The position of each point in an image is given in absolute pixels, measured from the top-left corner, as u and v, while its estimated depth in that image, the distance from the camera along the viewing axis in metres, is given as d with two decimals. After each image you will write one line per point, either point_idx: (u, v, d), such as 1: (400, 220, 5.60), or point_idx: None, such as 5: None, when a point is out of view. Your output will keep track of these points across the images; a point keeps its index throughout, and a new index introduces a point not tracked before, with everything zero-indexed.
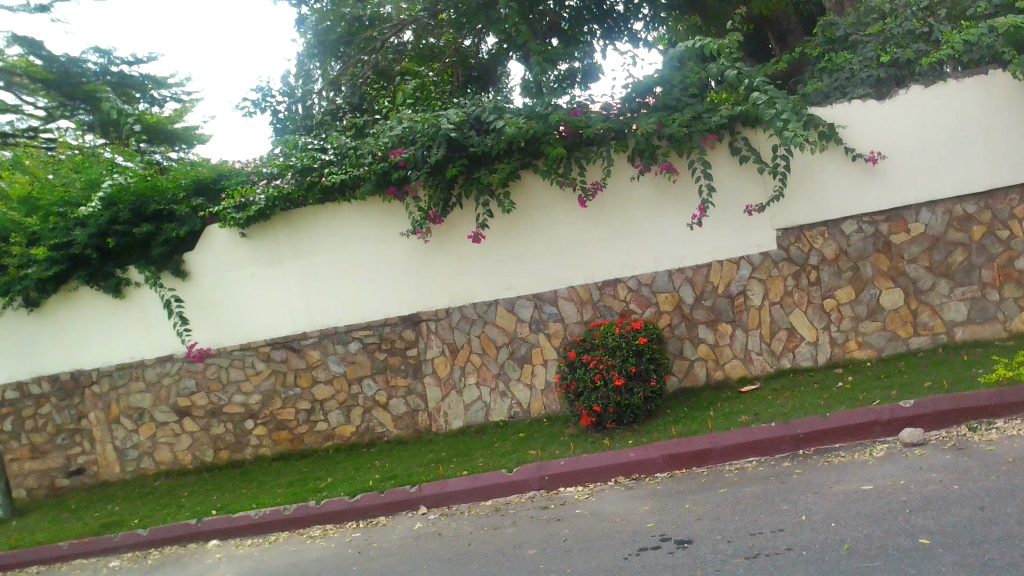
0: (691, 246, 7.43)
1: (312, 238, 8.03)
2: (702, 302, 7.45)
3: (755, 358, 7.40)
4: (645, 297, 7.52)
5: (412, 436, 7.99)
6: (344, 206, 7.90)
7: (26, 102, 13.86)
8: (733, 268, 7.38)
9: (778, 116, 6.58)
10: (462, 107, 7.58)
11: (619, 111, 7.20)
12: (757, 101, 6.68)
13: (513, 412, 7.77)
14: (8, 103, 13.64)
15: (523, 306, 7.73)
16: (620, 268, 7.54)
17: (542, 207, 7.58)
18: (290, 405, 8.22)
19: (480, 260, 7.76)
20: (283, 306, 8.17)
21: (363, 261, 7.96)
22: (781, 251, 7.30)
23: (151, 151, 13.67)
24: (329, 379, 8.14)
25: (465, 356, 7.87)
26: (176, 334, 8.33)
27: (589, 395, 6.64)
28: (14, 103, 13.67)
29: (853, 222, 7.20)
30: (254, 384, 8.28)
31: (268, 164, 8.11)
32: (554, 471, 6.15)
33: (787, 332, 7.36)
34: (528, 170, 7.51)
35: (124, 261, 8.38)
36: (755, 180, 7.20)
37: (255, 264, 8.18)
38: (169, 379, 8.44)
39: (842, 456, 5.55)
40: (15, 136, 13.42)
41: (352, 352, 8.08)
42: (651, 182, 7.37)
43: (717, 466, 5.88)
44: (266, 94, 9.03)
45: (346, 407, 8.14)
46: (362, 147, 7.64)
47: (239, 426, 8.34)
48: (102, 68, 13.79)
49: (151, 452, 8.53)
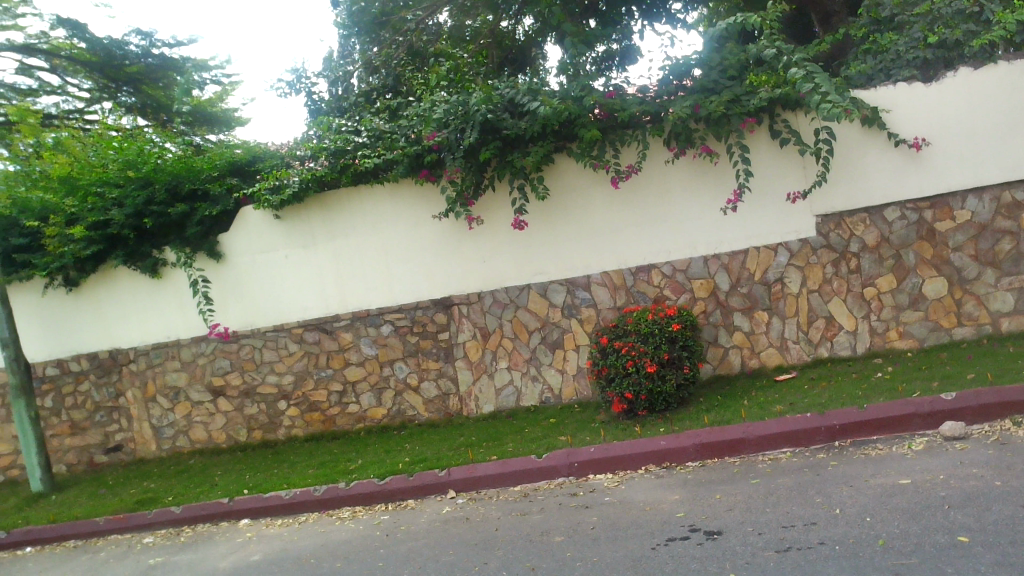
0: (727, 232, 7.29)
1: (345, 220, 8.03)
2: (738, 289, 7.31)
3: (791, 347, 7.26)
4: (679, 283, 7.40)
5: (443, 419, 7.98)
6: (377, 188, 7.88)
7: (71, 84, 14.13)
8: (771, 254, 7.22)
9: (816, 91, 6.41)
10: (497, 88, 7.45)
11: (656, 94, 7.08)
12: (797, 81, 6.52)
13: (544, 397, 7.73)
14: (54, 85, 13.90)
15: (555, 291, 7.66)
16: (654, 253, 7.42)
17: (575, 191, 7.49)
18: (322, 387, 8.27)
19: (513, 244, 7.70)
20: (316, 288, 8.20)
21: (395, 244, 7.95)
22: (821, 237, 7.12)
23: (192, 134, 13.93)
24: (361, 361, 8.16)
25: (496, 340, 7.83)
26: (200, 313, 8.35)
27: (620, 382, 6.56)
28: (59, 85, 13.95)
29: (896, 208, 7.00)
30: (287, 365, 8.33)
31: (300, 145, 8.18)
32: (584, 457, 6.09)
33: (825, 321, 7.20)
34: (563, 153, 7.43)
35: (160, 242, 8.45)
36: (795, 165, 7.04)
37: (288, 246, 8.21)
38: (204, 359, 8.53)
39: (880, 449, 5.41)
40: (60, 117, 13.75)
41: (384, 334, 8.08)
42: (688, 166, 7.23)
43: (750, 456, 5.78)
44: (300, 75, 9.03)
45: (378, 390, 8.16)
46: (396, 129, 7.61)
47: (272, 407, 8.41)
48: (143, 51, 13.83)
49: (187, 431, 8.65)
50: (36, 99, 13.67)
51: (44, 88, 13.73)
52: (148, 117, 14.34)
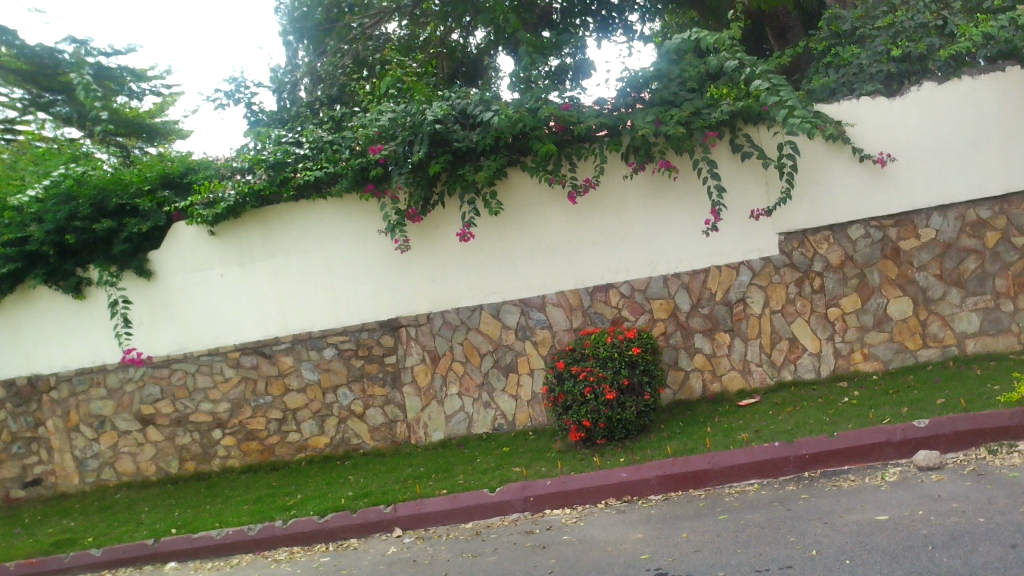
0: (688, 250, 6.99)
1: (286, 236, 7.55)
2: (699, 310, 7.01)
3: (754, 370, 6.97)
4: (638, 303, 7.07)
5: (389, 448, 7.51)
6: (320, 203, 7.43)
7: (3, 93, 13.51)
8: (732, 273, 6.95)
9: (783, 105, 6.19)
10: (446, 98, 7.09)
11: (613, 106, 6.75)
12: (759, 89, 6.26)
13: (497, 424, 7.32)
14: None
15: (509, 312, 7.28)
16: (612, 272, 7.09)
17: (530, 207, 7.14)
18: (260, 414, 7.74)
19: (464, 262, 7.30)
20: (254, 309, 7.69)
21: (338, 262, 7.50)
22: (784, 256, 6.87)
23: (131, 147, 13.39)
24: (302, 387, 7.66)
25: (446, 364, 7.42)
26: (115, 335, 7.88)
27: (578, 409, 6.18)
28: None
29: (860, 226, 6.79)
30: (222, 391, 7.79)
31: (235, 156, 7.62)
32: (540, 491, 5.70)
33: (788, 342, 6.94)
34: (516, 166, 7.08)
35: (84, 260, 7.85)
36: (758, 181, 6.78)
37: (224, 264, 7.70)
38: (132, 386, 7.95)
39: (852, 480, 5.12)
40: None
41: (326, 358, 7.60)
42: (647, 181, 6.94)
43: (716, 489, 5.44)
44: (239, 84, 8.53)
45: (320, 417, 7.66)
46: (340, 141, 7.18)
47: (206, 436, 7.86)
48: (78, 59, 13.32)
49: (113, 463, 8.05)
50: None
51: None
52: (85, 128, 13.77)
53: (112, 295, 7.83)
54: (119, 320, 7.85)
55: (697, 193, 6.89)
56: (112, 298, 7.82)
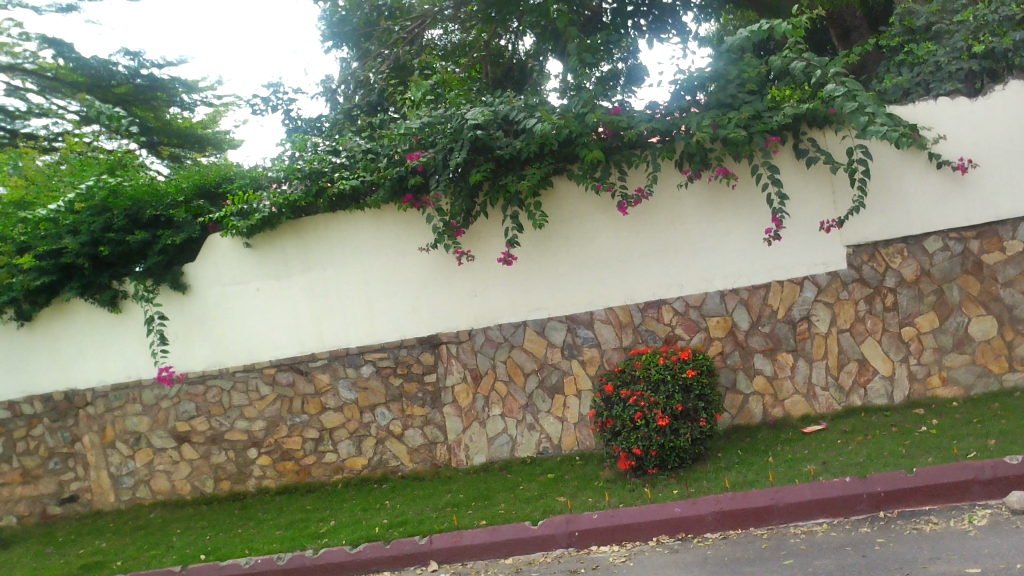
0: (747, 264, 6.50)
1: (323, 249, 7.27)
2: (759, 328, 6.52)
3: (820, 394, 6.45)
4: (693, 321, 6.60)
5: (429, 471, 7.15)
6: (358, 214, 7.14)
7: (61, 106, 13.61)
8: (796, 289, 6.44)
9: (862, 110, 5.67)
10: (489, 104, 6.76)
11: (666, 110, 6.34)
12: (833, 93, 5.74)
13: (541, 448, 6.91)
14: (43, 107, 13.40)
15: (554, 329, 6.87)
16: (665, 287, 6.64)
17: (576, 218, 6.74)
18: (296, 433, 7.46)
19: (507, 276, 6.93)
20: (290, 324, 7.43)
21: (376, 275, 7.19)
22: (853, 270, 6.34)
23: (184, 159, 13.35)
24: (339, 406, 7.35)
25: (488, 384, 7.04)
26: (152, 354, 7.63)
27: (627, 436, 5.74)
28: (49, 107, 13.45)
29: (937, 238, 6.23)
30: (258, 409, 7.54)
31: (271, 165, 7.39)
32: (586, 526, 5.27)
33: (857, 364, 6.40)
34: (561, 175, 6.69)
35: (120, 272, 7.67)
36: (824, 189, 6.26)
37: (260, 278, 7.45)
38: (167, 402, 7.74)
39: (935, 523, 4.59)
40: (49, 140, 13.24)
41: (364, 376, 7.28)
42: (702, 190, 6.48)
43: (780, 528, 4.95)
44: (276, 88, 8.31)
45: (357, 437, 7.35)
46: (378, 150, 6.90)
47: (242, 455, 7.60)
48: (131, 71, 13.29)
49: (148, 480, 7.84)
50: (26, 122, 13.17)
51: (34, 109, 13.13)
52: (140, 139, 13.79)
53: (147, 311, 7.64)
54: (154, 336, 7.64)
55: (757, 203, 6.41)
56: (147, 314, 7.62)
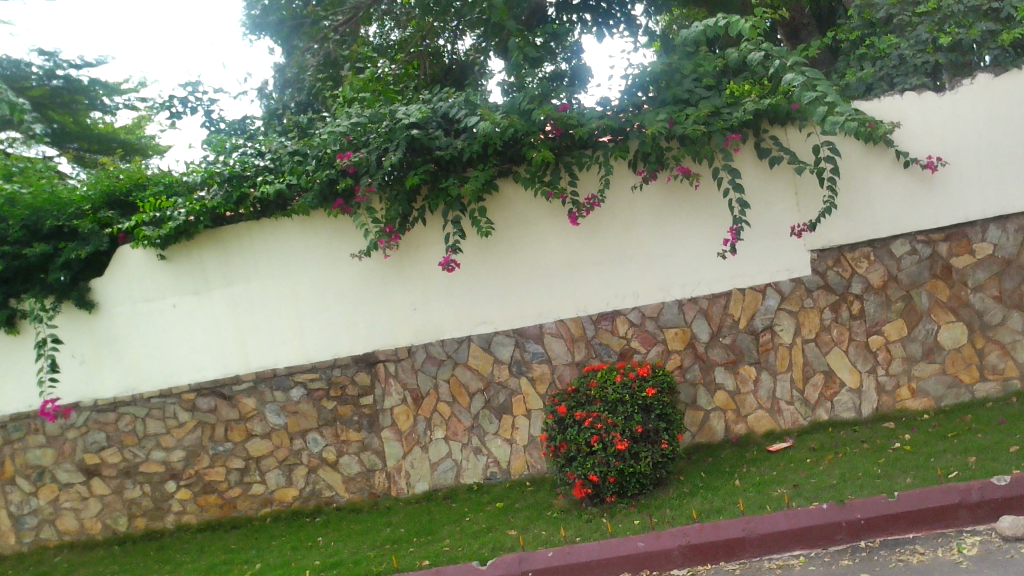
0: (706, 271, 6.08)
1: (246, 261, 6.63)
2: (720, 339, 6.10)
3: (784, 409, 6.05)
4: (650, 333, 6.15)
5: (366, 501, 6.55)
6: (285, 223, 6.52)
7: None
8: (758, 297, 6.04)
9: (820, 101, 5.32)
10: (427, 101, 6.23)
11: (618, 106, 5.87)
12: (792, 83, 5.34)
13: (489, 473, 6.38)
14: None
15: (501, 344, 6.35)
16: (619, 297, 6.18)
17: (523, 224, 6.24)
18: (219, 464, 6.79)
19: (449, 287, 6.39)
20: (211, 344, 6.76)
21: (306, 289, 6.58)
22: (817, 276, 5.97)
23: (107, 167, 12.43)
24: (266, 433, 6.71)
25: (430, 405, 6.49)
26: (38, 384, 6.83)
27: (583, 461, 5.24)
28: None
29: (905, 241, 5.90)
30: (176, 438, 6.84)
31: (187, 169, 6.71)
32: (539, 565, 4.75)
33: (823, 376, 6.02)
34: (506, 177, 6.18)
35: (18, 290, 6.90)
36: (787, 191, 5.89)
37: (176, 293, 6.77)
38: (74, 433, 7.00)
39: (922, 554, 4.19)
40: None
41: (294, 399, 6.65)
42: (657, 193, 6.05)
43: (753, 562, 4.50)
44: (194, 89, 7.61)
45: (287, 467, 6.71)
46: (304, 151, 6.26)
47: (158, 489, 6.90)
48: (47, 73, 12.30)
49: (53, 520, 7.08)
50: None
51: None
52: (57, 145, 12.81)
53: (40, 334, 6.85)
54: (46, 363, 6.82)
55: (717, 206, 6.00)
56: (40, 336, 6.83)
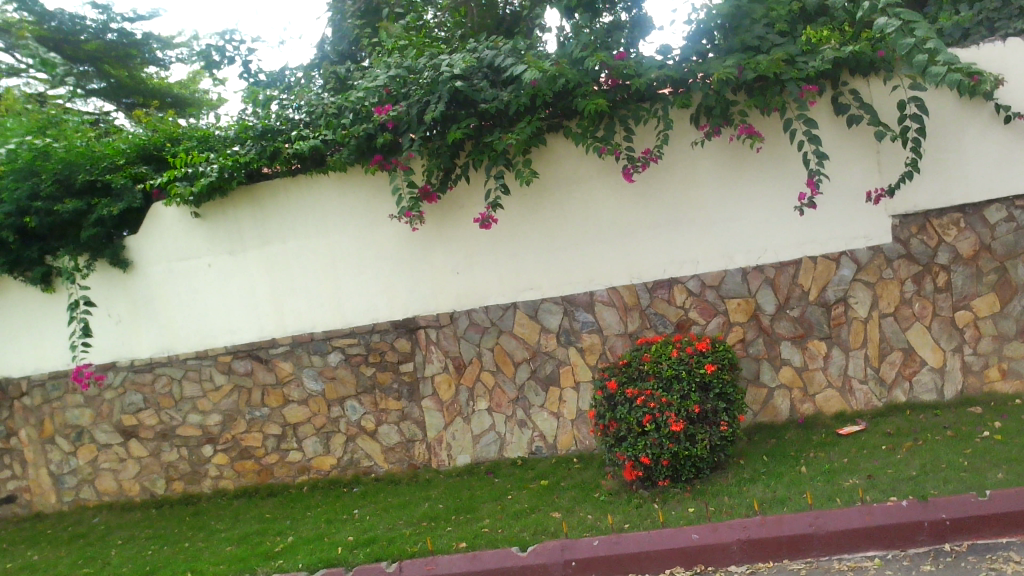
0: (774, 237, 5.55)
1: (282, 220, 6.33)
2: (787, 311, 5.60)
3: (856, 388, 5.54)
4: (710, 303, 5.67)
5: (406, 473, 6.27)
6: (321, 180, 6.18)
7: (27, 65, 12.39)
8: (831, 267, 5.50)
9: (919, 47, 4.65)
10: (472, 49, 5.76)
11: (680, 55, 5.30)
12: (886, 28, 4.66)
13: (534, 448, 6.03)
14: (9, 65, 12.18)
15: (549, 312, 5.94)
16: (677, 264, 5.70)
17: (573, 183, 5.78)
18: (256, 429, 6.58)
19: (494, 251, 5.99)
20: (247, 306, 6.50)
21: (344, 250, 6.25)
22: (899, 245, 5.41)
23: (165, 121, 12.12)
24: (304, 399, 6.46)
25: (473, 374, 6.14)
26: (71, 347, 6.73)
27: (634, 442, 4.83)
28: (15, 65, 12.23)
29: (1001, 206, 5.29)
30: (213, 402, 6.64)
31: (222, 123, 6.37)
32: (584, 554, 4.39)
33: (902, 354, 5.49)
34: (557, 133, 5.74)
35: (54, 247, 6.74)
36: (868, 148, 5.32)
37: (212, 252, 6.52)
38: (112, 393, 6.86)
39: (1017, 562, 3.70)
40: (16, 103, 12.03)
41: (332, 365, 6.37)
42: (721, 151, 5.53)
43: (821, 562, 4.07)
44: (230, 34, 7.28)
45: (325, 434, 6.45)
46: (338, 103, 5.86)
47: (195, 453, 6.72)
48: (101, 26, 12.02)
49: (92, 480, 6.98)
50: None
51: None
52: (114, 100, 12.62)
53: (73, 294, 6.78)
54: (78, 326, 6.72)
55: (788, 166, 5.45)
56: (73, 298, 6.77)
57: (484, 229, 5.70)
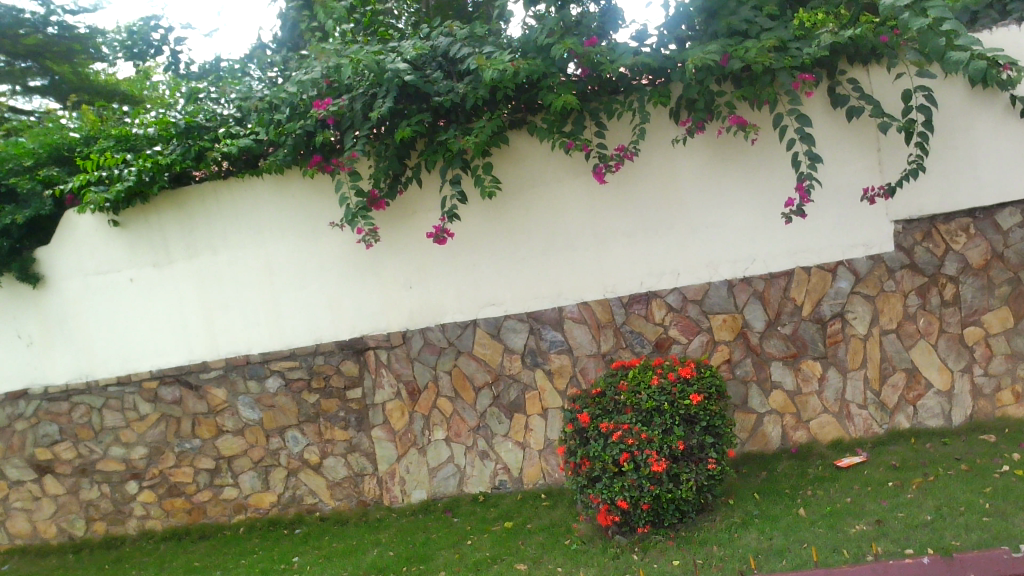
0: (762, 246, 4.96)
1: (212, 229, 5.63)
2: (778, 329, 5.01)
3: (855, 414, 4.97)
4: (692, 320, 5.07)
5: (354, 511, 5.60)
6: (256, 184, 5.50)
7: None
8: (827, 278, 4.93)
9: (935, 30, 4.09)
10: (424, 36, 5.10)
11: (658, 41, 4.71)
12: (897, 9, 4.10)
13: (497, 482, 5.38)
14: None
15: (513, 331, 5.30)
16: (655, 276, 5.09)
17: (538, 186, 5.15)
18: (186, 463, 5.87)
19: (451, 262, 5.34)
20: (174, 325, 5.80)
21: (282, 262, 5.56)
22: (902, 254, 4.85)
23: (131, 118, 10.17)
24: (239, 429, 5.76)
25: (429, 401, 5.49)
26: None
27: (610, 484, 4.20)
28: None
29: (1014, 211, 4.76)
30: (137, 433, 5.91)
31: (137, 118, 5.56)
32: None
33: (905, 375, 4.93)
34: (519, 130, 5.11)
35: None
36: (868, 146, 4.74)
37: (134, 266, 5.81)
38: (23, 424, 6.11)
39: None
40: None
41: (270, 391, 5.68)
42: (704, 149, 4.93)
43: None
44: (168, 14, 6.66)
45: (263, 468, 5.76)
46: (271, 96, 5.15)
47: (119, 490, 5.99)
48: None
49: (3, 521, 6.21)
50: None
51: None
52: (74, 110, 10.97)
53: None
54: None
55: (779, 166, 4.87)
56: None
57: (439, 246, 5.01)
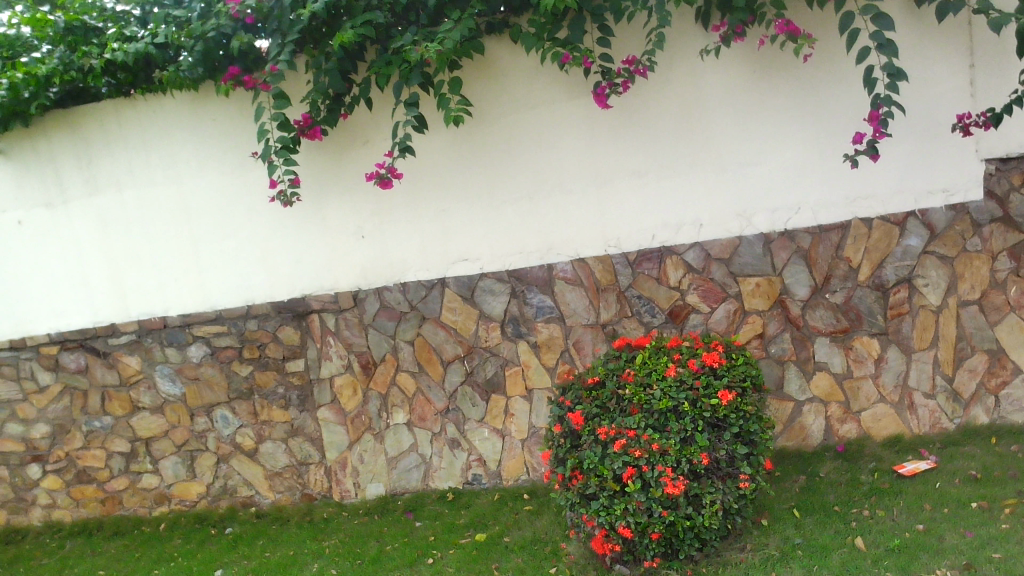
0: (810, 191, 3.84)
1: (114, 160, 4.50)
2: (825, 297, 3.94)
3: (920, 404, 3.94)
4: (716, 283, 3.98)
5: (297, 507, 4.60)
6: (168, 103, 4.36)
7: None
8: (892, 233, 3.84)
9: None
10: None
11: None
12: None
13: (470, 477, 4.37)
14: None
15: (490, 294, 4.21)
16: (671, 226, 3.97)
17: (523, 110, 4.01)
18: (97, 444, 4.85)
19: (412, 206, 4.22)
20: (74, 279, 4.72)
21: (201, 202, 4.44)
22: (993, 204, 3.77)
23: None
24: (158, 406, 4.73)
25: (386, 377, 4.43)
26: None
27: (611, 504, 3.16)
28: None
29: None
30: (37, 408, 4.88)
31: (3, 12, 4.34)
32: None
33: (986, 358, 3.90)
34: (500, 36, 3.95)
35: None
36: (958, 62, 3.63)
37: (21, 206, 4.70)
38: None
39: None
40: None
41: (193, 360, 4.63)
42: (741, 64, 3.78)
43: None
44: None
45: (187, 453, 4.76)
46: None
47: (18, 475, 4.99)
48: None
49: None
50: None
51: None
52: None
53: None
54: None
55: (838, 87, 3.73)
56: None
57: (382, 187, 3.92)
